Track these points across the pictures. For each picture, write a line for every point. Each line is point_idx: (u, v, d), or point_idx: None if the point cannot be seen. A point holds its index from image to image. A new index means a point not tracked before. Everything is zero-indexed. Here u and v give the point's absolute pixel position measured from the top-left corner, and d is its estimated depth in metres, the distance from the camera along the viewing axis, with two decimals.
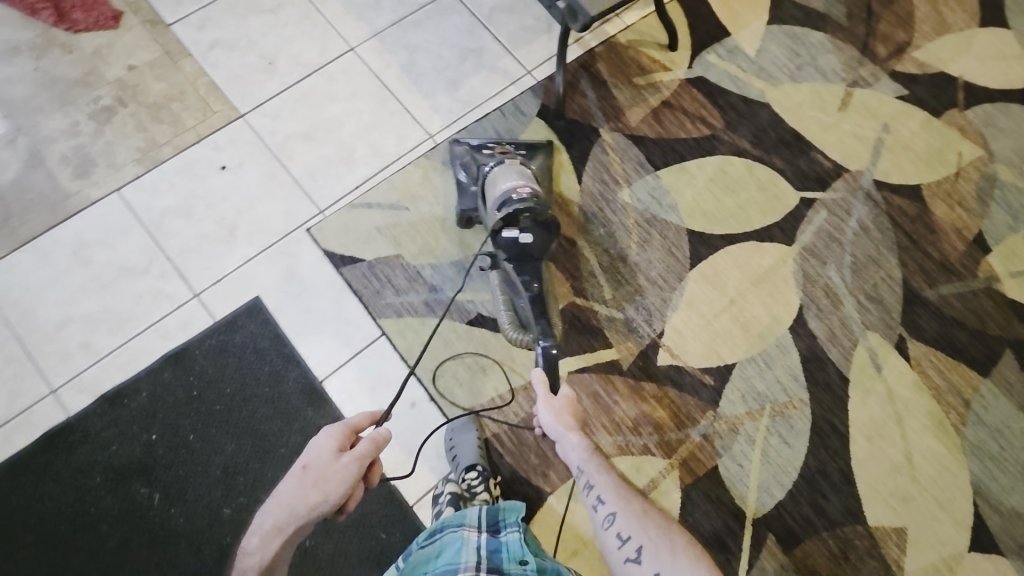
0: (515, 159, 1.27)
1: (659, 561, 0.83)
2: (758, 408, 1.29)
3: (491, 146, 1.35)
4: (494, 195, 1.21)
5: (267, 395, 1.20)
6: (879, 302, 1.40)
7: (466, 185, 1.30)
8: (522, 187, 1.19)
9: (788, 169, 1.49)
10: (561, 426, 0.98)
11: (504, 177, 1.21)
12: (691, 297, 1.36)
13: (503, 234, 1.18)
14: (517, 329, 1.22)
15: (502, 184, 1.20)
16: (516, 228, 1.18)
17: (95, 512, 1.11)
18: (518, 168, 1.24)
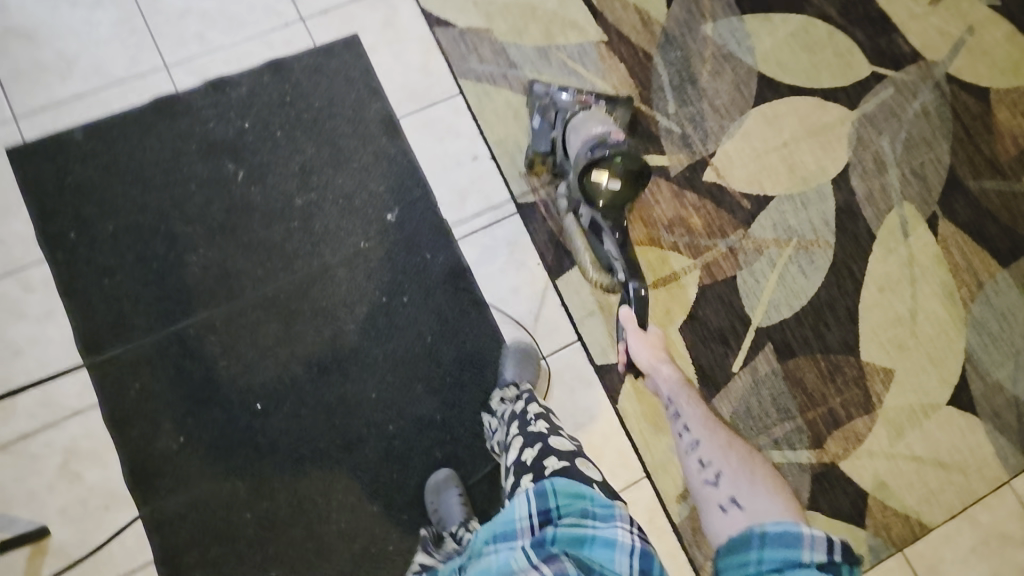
0: (599, 112, 1.20)
1: (736, 484, 0.80)
2: (786, 239, 1.38)
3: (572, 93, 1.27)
4: (582, 141, 1.13)
5: (350, 117, 1.32)
6: (922, 179, 1.46)
7: (542, 130, 1.26)
8: (613, 135, 1.10)
9: (867, 43, 1.53)
10: (654, 360, 1.10)
11: (594, 126, 1.14)
12: (747, 130, 1.44)
13: (591, 175, 1.06)
14: (601, 272, 1.22)
15: (591, 131, 1.13)
16: (604, 171, 1.05)
17: (187, 171, 1.25)
18: (604, 121, 1.17)
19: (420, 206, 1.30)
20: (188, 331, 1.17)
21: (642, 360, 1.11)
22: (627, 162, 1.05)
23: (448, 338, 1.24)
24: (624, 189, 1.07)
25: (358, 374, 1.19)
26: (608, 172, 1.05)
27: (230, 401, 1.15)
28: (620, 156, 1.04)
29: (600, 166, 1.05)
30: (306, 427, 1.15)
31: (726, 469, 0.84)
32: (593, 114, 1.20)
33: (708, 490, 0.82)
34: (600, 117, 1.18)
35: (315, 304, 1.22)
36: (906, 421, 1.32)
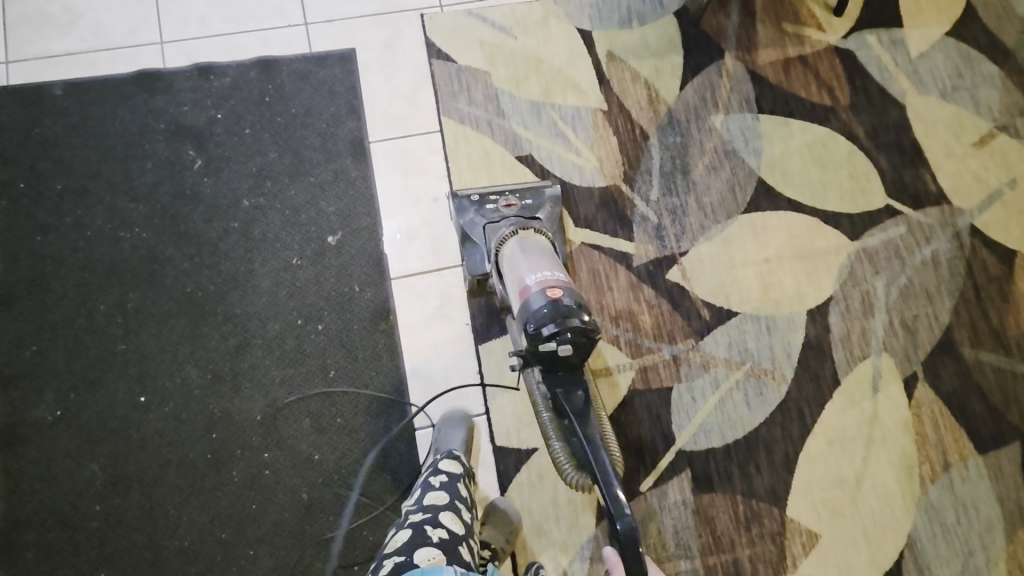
0: (531, 233, 1.12)
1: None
2: (738, 361, 1.27)
3: (495, 203, 1.21)
4: (520, 299, 0.99)
5: (322, 131, 1.30)
6: (910, 333, 1.33)
7: (479, 252, 1.17)
8: (550, 284, 0.98)
9: (889, 173, 1.41)
10: None
11: (530, 272, 1.01)
12: (729, 236, 1.33)
13: (540, 347, 0.94)
14: (572, 467, 1.03)
15: (524, 285, 1.00)
16: (555, 344, 0.94)
17: (148, 148, 1.25)
18: (539, 254, 1.05)
19: (364, 236, 1.26)
20: (100, 306, 1.17)
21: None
22: (575, 331, 0.94)
23: (350, 378, 1.19)
24: (577, 352, 0.96)
25: (250, 390, 1.17)
26: (554, 341, 0.93)
27: (117, 387, 1.14)
28: (570, 326, 0.93)
29: (547, 339, 0.93)
30: (180, 433, 1.14)
31: None
32: (524, 236, 1.11)
33: None
34: (535, 246, 1.07)
35: (229, 310, 1.20)
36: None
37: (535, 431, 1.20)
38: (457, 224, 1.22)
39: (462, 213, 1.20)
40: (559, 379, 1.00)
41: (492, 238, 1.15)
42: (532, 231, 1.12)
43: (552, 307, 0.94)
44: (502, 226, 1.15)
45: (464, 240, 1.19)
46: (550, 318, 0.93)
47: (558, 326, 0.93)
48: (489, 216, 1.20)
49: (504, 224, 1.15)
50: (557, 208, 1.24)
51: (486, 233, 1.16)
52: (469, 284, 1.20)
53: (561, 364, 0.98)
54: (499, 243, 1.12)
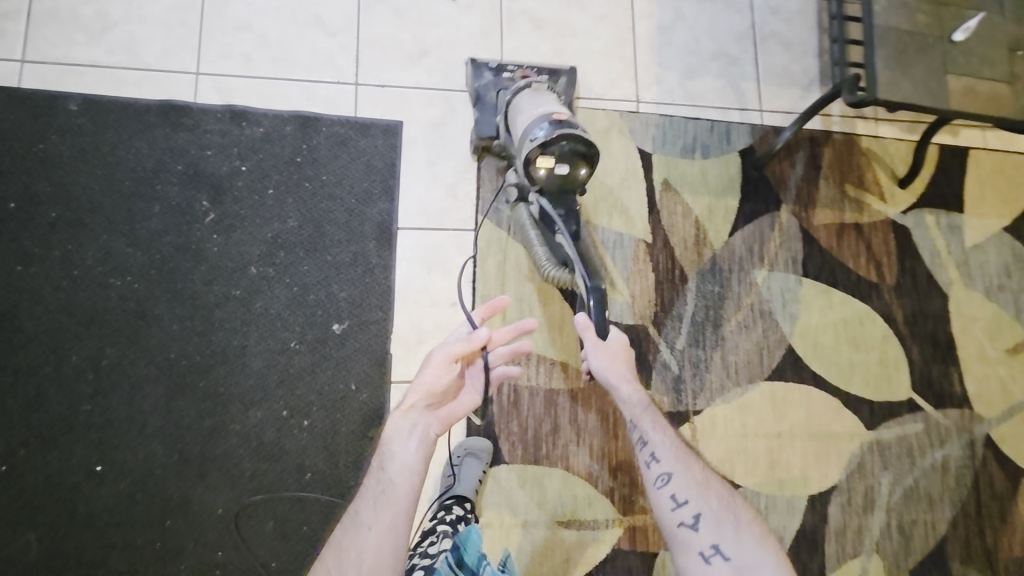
0: (542, 88, 1.16)
1: (718, 531, 0.88)
2: None
3: (511, 72, 1.25)
4: (525, 123, 1.06)
5: (351, 205, 1.21)
6: (905, 538, 1.29)
7: (490, 114, 1.22)
8: (556, 112, 1.05)
9: (918, 365, 1.37)
10: (677, 460, 0.97)
11: (535, 106, 1.09)
12: (747, 402, 1.28)
13: (537, 163, 1.01)
14: (555, 267, 1.11)
15: (532, 114, 1.07)
16: (553, 158, 1.01)
17: (159, 190, 1.15)
18: (547, 97, 1.12)
19: (371, 329, 1.17)
20: (72, 358, 1.07)
21: (604, 370, 1.06)
22: (571, 144, 1.00)
23: (325, 484, 1.11)
24: (571, 172, 1.03)
25: (216, 480, 1.08)
26: (552, 153, 1.00)
27: (72, 451, 1.04)
28: (567, 136, 0.99)
29: (546, 152, 1.00)
30: (132, 514, 1.04)
31: (703, 508, 0.90)
32: (538, 90, 1.15)
33: (688, 535, 0.89)
34: (541, 92, 1.13)
35: (212, 387, 1.10)
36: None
37: None
38: (472, 89, 1.26)
39: (478, 78, 1.24)
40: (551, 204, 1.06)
41: (507, 93, 1.18)
42: (545, 87, 1.16)
43: (554, 124, 1.01)
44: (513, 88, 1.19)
45: (477, 102, 1.24)
46: (549, 130, 1.01)
47: (555, 134, 0.99)
48: (504, 83, 1.24)
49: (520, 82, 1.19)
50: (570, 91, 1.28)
51: (499, 97, 1.20)
52: (477, 148, 1.24)
53: (555, 184, 1.04)
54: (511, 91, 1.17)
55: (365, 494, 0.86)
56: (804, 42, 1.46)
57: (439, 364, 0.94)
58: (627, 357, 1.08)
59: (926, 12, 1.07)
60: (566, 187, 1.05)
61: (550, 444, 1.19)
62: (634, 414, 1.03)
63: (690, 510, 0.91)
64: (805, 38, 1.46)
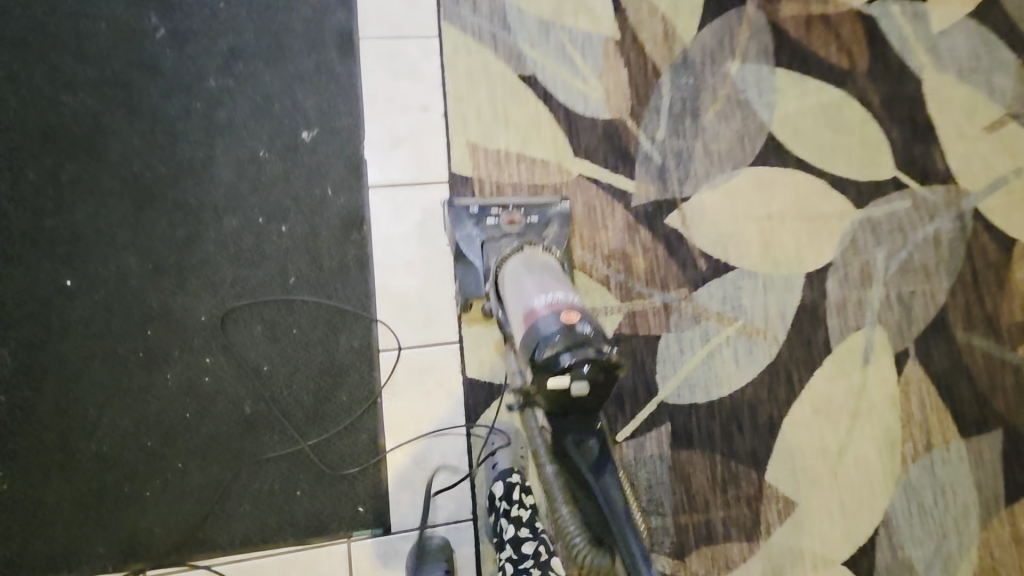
0: (546, 265, 0.96)
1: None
2: (731, 317, 1.20)
3: (496, 215, 1.11)
4: (529, 323, 0.85)
5: (307, 17, 1.17)
6: (906, 310, 1.28)
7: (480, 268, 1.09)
8: (563, 305, 0.84)
9: (899, 145, 1.36)
10: None
11: (538, 295, 0.87)
12: (734, 186, 1.26)
13: (550, 381, 0.80)
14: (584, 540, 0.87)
15: (530, 306, 0.86)
16: (568, 378, 0.79)
17: (103, 8, 1.10)
18: (546, 275, 0.93)
19: (343, 136, 1.14)
20: (29, 175, 1.02)
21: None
22: (591, 364, 0.79)
23: (312, 287, 1.07)
24: (591, 390, 0.82)
25: (195, 288, 1.03)
26: (569, 375, 0.79)
27: (41, 267, 1.00)
28: (586, 357, 0.79)
29: (557, 371, 0.79)
30: (110, 325, 1.00)
31: None
32: (530, 253, 1.01)
33: None
34: (538, 263, 0.96)
35: (181, 197, 1.06)
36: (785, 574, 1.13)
37: None
38: (451, 236, 1.11)
39: (460, 225, 1.10)
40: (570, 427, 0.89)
41: (493, 258, 1.07)
42: (538, 248, 1.03)
43: (566, 331, 0.80)
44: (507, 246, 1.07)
45: (460, 254, 1.10)
46: (562, 341, 0.79)
47: (572, 354, 0.78)
48: (491, 230, 1.10)
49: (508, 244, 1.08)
50: (563, 228, 1.13)
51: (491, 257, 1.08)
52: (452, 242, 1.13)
53: (572, 403, 0.84)
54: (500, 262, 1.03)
55: None
56: None
57: None
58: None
59: None
60: (583, 405, 0.85)
61: None
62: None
63: None
64: None
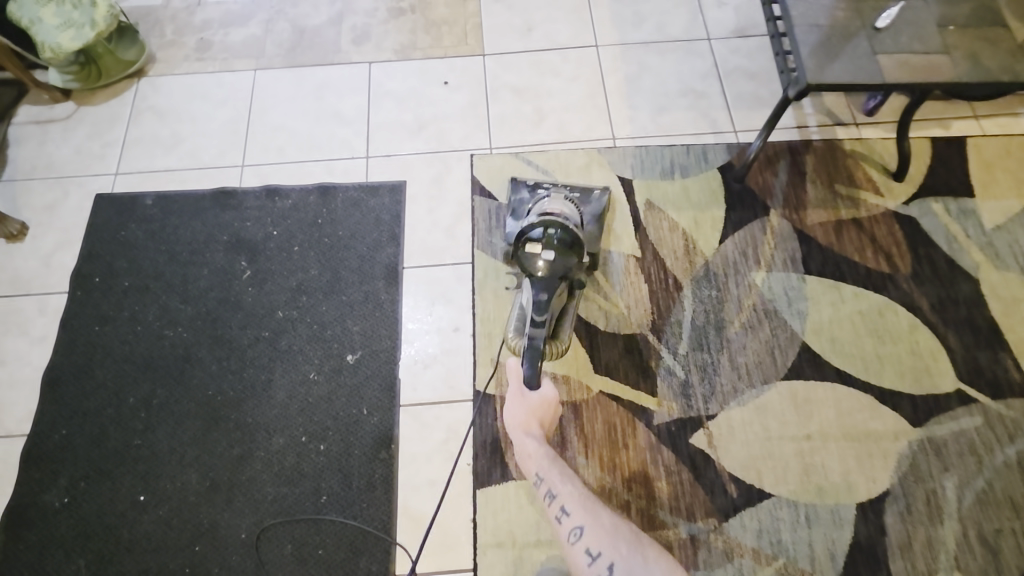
0: (560, 195, 1.19)
1: (614, 553, 0.94)
2: (769, 554, 1.10)
3: (547, 190, 1.28)
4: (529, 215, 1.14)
5: (363, 253, 1.38)
6: (992, 552, 1.10)
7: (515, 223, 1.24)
8: (554, 207, 1.12)
9: (959, 353, 1.26)
10: (523, 426, 1.11)
11: (542, 204, 1.17)
12: (766, 403, 1.22)
13: (526, 247, 1.06)
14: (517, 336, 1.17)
15: (536, 207, 1.15)
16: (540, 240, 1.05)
17: (208, 257, 1.38)
18: (562, 200, 1.16)
19: (381, 357, 1.27)
20: (129, 399, 1.23)
21: (517, 423, 1.12)
22: (558, 233, 1.07)
23: (341, 507, 1.15)
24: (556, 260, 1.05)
25: (240, 506, 1.15)
26: (541, 240, 1.05)
27: (122, 483, 1.17)
28: (554, 225, 1.06)
29: (532, 240, 1.06)
30: (166, 539, 1.12)
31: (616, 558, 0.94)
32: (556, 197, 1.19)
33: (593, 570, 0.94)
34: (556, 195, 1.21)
35: (241, 418, 1.22)
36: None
37: None
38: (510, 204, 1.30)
39: (516, 194, 1.29)
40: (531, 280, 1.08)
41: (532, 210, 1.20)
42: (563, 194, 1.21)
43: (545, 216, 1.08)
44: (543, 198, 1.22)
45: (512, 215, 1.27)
46: (540, 222, 1.07)
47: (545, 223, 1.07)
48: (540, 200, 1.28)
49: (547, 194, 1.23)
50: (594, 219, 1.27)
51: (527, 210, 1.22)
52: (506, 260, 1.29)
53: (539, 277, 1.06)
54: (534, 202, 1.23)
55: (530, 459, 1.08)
56: (767, 70, 1.59)
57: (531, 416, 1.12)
58: (544, 415, 1.13)
59: (846, 7, 1.15)
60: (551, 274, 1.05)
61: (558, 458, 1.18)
62: (543, 470, 1.05)
63: (603, 560, 0.94)
64: (768, 67, 1.59)
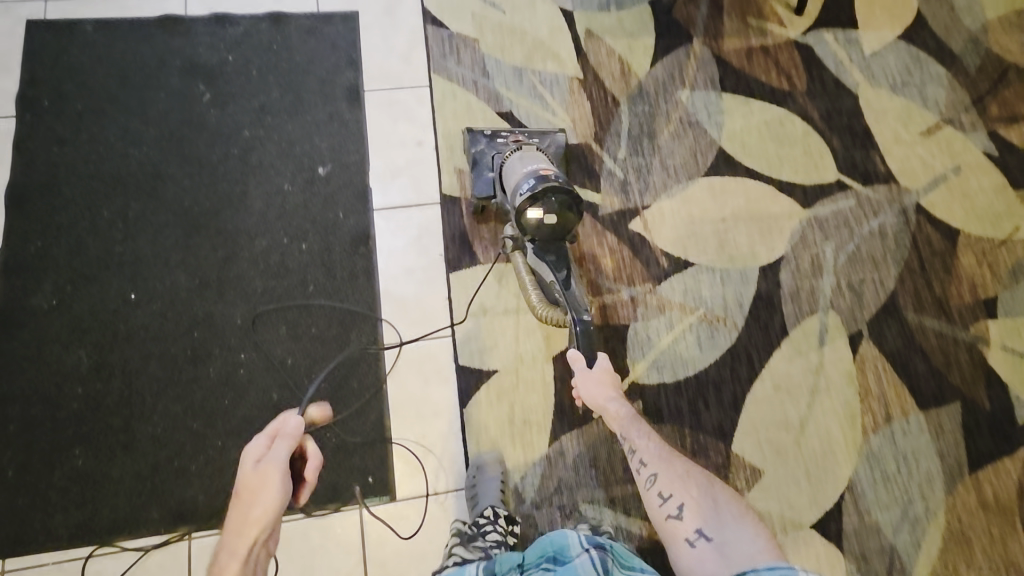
0: (532, 148, 1.25)
1: (699, 517, 1.00)
2: (692, 306, 1.35)
3: (505, 138, 1.33)
4: (516, 178, 1.14)
5: (322, 77, 1.43)
6: (857, 294, 1.41)
7: (487, 173, 1.30)
8: (543, 168, 1.13)
9: (840, 152, 1.53)
10: (601, 396, 1.15)
11: (525, 163, 1.17)
12: (690, 195, 1.44)
13: (527, 215, 1.08)
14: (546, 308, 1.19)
15: (522, 169, 1.15)
16: (540, 208, 1.07)
17: (162, 81, 1.38)
18: (537, 156, 1.20)
19: (352, 169, 1.37)
20: (102, 212, 1.27)
21: (593, 397, 1.16)
22: (557, 196, 1.08)
23: (328, 293, 1.28)
24: (560, 223, 1.09)
25: (230, 297, 1.25)
26: (540, 207, 1.07)
27: (110, 285, 1.23)
28: (552, 189, 1.07)
29: (535, 203, 1.07)
30: (164, 328, 1.21)
31: (686, 500, 1.02)
32: (527, 151, 1.24)
33: (675, 525, 1.00)
34: (531, 151, 1.22)
35: (220, 225, 1.29)
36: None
37: (495, 354, 1.28)
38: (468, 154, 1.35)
39: (474, 145, 1.33)
40: (541, 247, 1.13)
41: (510, 169, 1.21)
42: (534, 148, 1.25)
43: (540, 180, 1.09)
44: (508, 150, 1.27)
45: (475, 167, 1.33)
46: (535, 185, 1.08)
47: (542, 189, 1.07)
48: (500, 147, 1.32)
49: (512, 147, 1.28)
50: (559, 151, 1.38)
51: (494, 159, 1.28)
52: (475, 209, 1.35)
53: (546, 237, 1.10)
54: (502, 157, 1.25)
55: (614, 419, 1.14)
56: None
57: (603, 391, 1.16)
58: (615, 380, 1.18)
59: None
60: (555, 236, 1.11)
61: None
62: (623, 429, 1.12)
63: (675, 502, 1.03)
64: None
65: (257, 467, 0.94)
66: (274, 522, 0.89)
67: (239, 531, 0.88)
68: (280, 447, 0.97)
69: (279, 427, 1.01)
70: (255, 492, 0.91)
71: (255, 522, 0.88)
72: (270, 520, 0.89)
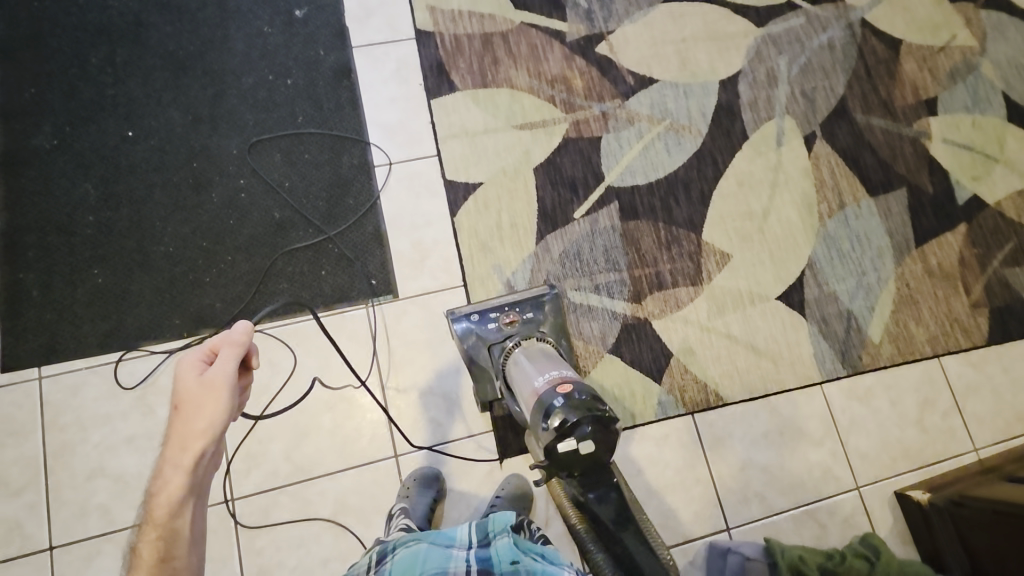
0: (534, 345, 1.12)
1: None
2: (659, 119, 1.45)
3: (495, 317, 1.19)
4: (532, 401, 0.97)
5: None
6: (810, 101, 1.52)
7: (486, 368, 1.17)
8: (560, 381, 0.96)
9: None
10: None
11: (534, 373, 1.01)
12: (651, 20, 1.52)
13: (559, 447, 0.91)
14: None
15: (533, 385, 0.99)
16: (574, 441, 0.90)
17: None
18: (547, 359, 1.05)
19: (327, 10, 1.42)
20: (90, 60, 1.32)
21: None
22: (590, 424, 0.91)
23: (317, 123, 1.35)
24: (597, 449, 0.93)
25: (224, 130, 1.31)
26: (573, 438, 0.90)
27: (108, 125, 1.28)
28: (585, 418, 0.90)
29: (565, 437, 0.90)
30: (163, 160, 1.28)
31: None
32: (527, 347, 1.12)
33: None
34: (535, 350, 1.10)
35: (207, 66, 1.35)
36: (708, 399, 1.31)
37: (480, 168, 1.37)
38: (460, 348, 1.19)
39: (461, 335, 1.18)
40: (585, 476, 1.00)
41: (510, 367, 1.10)
42: (534, 340, 1.14)
43: (567, 402, 0.91)
44: (506, 344, 1.15)
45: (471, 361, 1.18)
46: (562, 411, 0.91)
47: (574, 421, 0.90)
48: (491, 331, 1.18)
49: (510, 340, 1.15)
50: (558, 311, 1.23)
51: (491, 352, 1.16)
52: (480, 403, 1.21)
53: (584, 464, 0.95)
54: (504, 357, 1.13)
55: None
56: None
57: None
58: None
59: None
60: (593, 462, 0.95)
61: (493, 73, 1.43)
62: None
63: None
64: None
65: (200, 378, 0.75)
66: (221, 439, 0.73)
67: (181, 443, 0.72)
68: (225, 361, 0.76)
69: (221, 342, 0.77)
70: (197, 406, 0.73)
71: (198, 436, 0.72)
72: (216, 435, 0.73)
